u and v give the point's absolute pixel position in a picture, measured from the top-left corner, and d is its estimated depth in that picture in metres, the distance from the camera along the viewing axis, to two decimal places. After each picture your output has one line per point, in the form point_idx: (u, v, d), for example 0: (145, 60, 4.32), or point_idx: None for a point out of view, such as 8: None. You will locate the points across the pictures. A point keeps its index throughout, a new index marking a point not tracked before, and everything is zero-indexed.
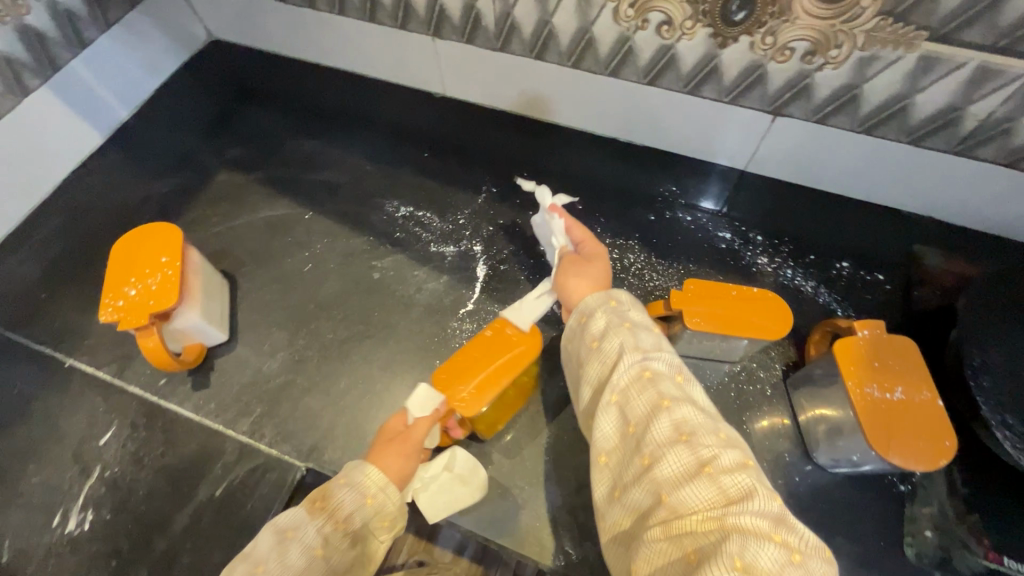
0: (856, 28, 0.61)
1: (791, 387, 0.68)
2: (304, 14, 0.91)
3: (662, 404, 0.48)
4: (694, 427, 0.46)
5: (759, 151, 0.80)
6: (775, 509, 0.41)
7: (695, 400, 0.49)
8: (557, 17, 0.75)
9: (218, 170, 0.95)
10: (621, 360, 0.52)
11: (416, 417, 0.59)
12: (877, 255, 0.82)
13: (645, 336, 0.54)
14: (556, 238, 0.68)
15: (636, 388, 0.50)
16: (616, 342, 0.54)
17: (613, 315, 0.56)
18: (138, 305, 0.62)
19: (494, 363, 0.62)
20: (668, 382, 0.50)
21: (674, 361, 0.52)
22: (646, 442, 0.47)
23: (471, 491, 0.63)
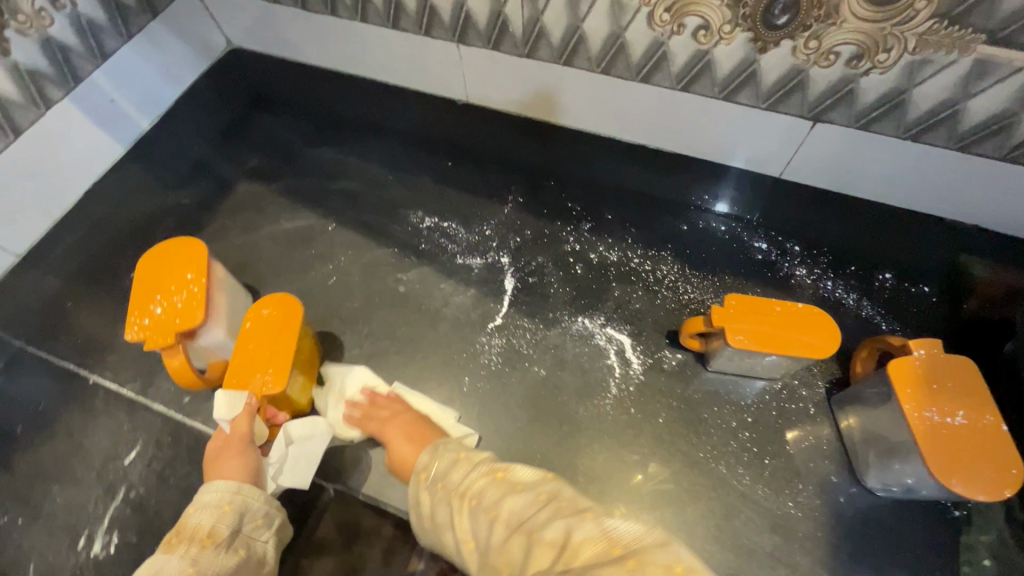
0: (908, 31, 0.58)
1: (837, 407, 0.65)
2: (327, 22, 0.91)
3: (488, 509, 0.52)
4: (518, 513, 0.50)
5: (796, 158, 0.77)
6: (596, 529, 0.46)
7: (519, 483, 0.53)
8: (588, 22, 0.72)
9: (237, 181, 0.92)
10: (453, 506, 0.54)
11: (229, 422, 0.61)
12: (922, 265, 0.77)
13: (459, 466, 0.57)
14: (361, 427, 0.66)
15: (467, 515, 0.53)
16: (444, 494, 0.55)
17: (429, 487, 0.57)
18: (164, 323, 0.61)
19: (271, 343, 0.63)
20: (493, 488, 0.53)
21: (490, 464, 0.56)
22: (492, 553, 0.50)
23: (319, 440, 0.64)
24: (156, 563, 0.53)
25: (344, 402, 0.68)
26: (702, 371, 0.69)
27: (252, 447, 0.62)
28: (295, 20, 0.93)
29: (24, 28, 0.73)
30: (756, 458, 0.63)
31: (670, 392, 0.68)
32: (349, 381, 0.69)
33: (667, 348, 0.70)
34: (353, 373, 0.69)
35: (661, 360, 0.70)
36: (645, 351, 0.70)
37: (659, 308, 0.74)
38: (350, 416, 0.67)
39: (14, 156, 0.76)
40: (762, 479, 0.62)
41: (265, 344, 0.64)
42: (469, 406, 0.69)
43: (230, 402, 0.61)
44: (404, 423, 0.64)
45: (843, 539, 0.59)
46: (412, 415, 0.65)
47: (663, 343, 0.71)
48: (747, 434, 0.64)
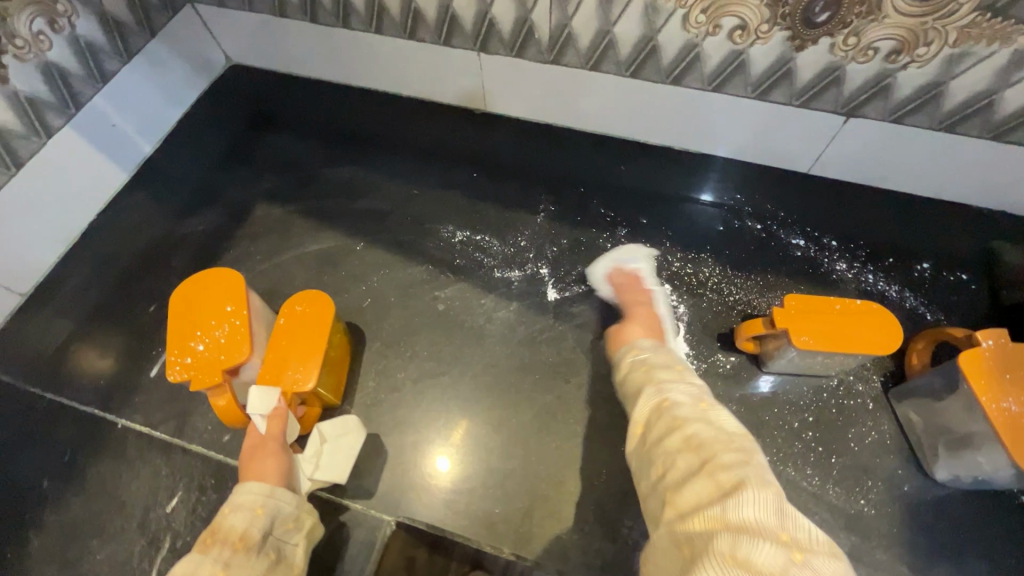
0: (950, 24, 0.59)
1: (895, 399, 0.65)
2: (337, 35, 0.88)
3: (673, 417, 0.49)
4: (703, 440, 0.45)
5: (825, 154, 0.78)
6: (769, 502, 0.40)
7: (716, 420, 0.47)
8: (620, 26, 0.71)
9: (254, 203, 0.88)
10: (642, 392, 0.53)
11: (264, 422, 0.58)
12: (957, 254, 0.77)
13: (670, 371, 0.54)
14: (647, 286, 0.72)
15: (652, 414, 0.50)
16: (641, 375, 0.55)
17: (640, 367, 0.56)
18: (208, 361, 0.57)
19: (302, 339, 0.62)
20: (685, 405, 0.49)
21: (691, 387, 0.52)
22: (657, 454, 0.48)
23: (354, 434, 0.63)
24: (188, 565, 0.48)
25: (614, 264, 0.75)
26: (757, 372, 0.68)
27: (286, 449, 0.59)
28: (302, 34, 0.90)
29: (22, 54, 0.69)
30: (822, 457, 0.63)
31: (728, 397, 0.67)
32: (638, 259, 0.76)
33: (720, 351, 0.70)
34: (637, 258, 0.76)
35: (715, 364, 0.69)
36: (698, 356, 0.70)
37: (706, 311, 0.73)
38: (611, 281, 0.74)
39: (17, 191, 0.72)
40: (831, 478, 0.62)
41: (298, 340, 0.62)
42: (526, 423, 0.68)
43: (269, 395, 0.58)
44: (648, 317, 0.67)
45: (918, 533, 0.59)
46: (655, 317, 0.68)
47: (715, 347, 0.70)
48: (811, 433, 0.64)
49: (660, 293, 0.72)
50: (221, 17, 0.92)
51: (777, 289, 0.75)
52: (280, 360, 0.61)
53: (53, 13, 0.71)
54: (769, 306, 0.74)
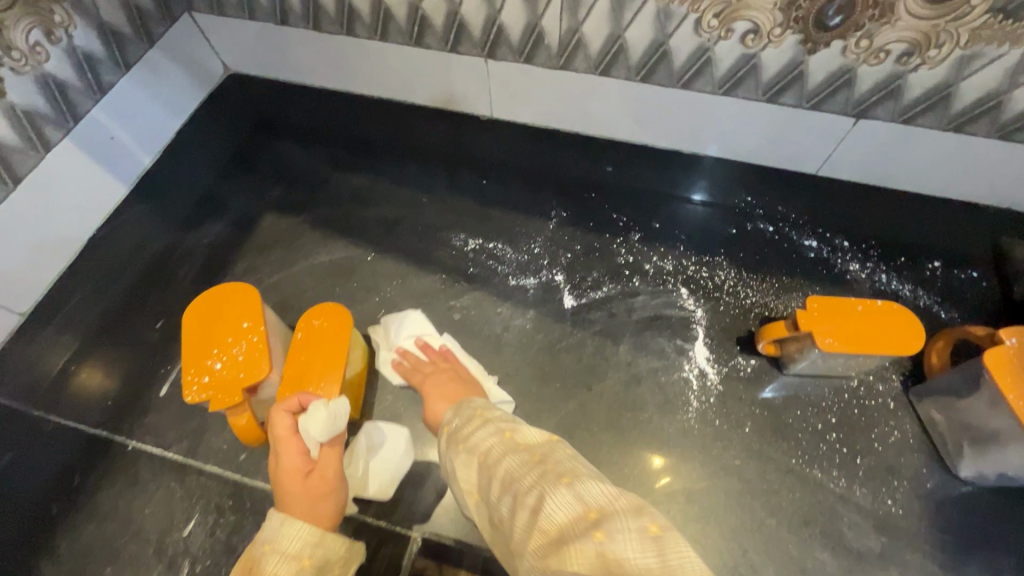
0: (962, 26, 0.59)
1: (916, 398, 0.65)
2: (341, 43, 0.87)
3: (488, 467, 0.50)
4: (511, 473, 0.48)
5: (835, 155, 0.79)
6: (571, 500, 0.43)
7: (521, 446, 0.50)
8: (631, 31, 0.71)
9: (261, 214, 0.86)
10: (459, 457, 0.53)
11: (320, 449, 0.56)
12: (966, 254, 0.79)
13: (474, 423, 0.55)
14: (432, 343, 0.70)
15: (477, 474, 0.51)
16: (457, 443, 0.54)
17: (450, 440, 0.55)
18: (227, 380, 0.55)
19: (322, 355, 0.61)
20: (496, 445, 0.51)
21: (497, 424, 0.54)
22: (492, 504, 0.48)
23: (403, 454, 0.65)
24: None
25: (395, 348, 0.71)
26: (779, 375, 0.68)
27: (339, 484, 0.56)
28: (304, 42, 0.88)
29: (19, 66, 0.67)
30: (847, 458, 0.63)
31: (751, 400, 0.67)
32: (404, 329, 0.71)
33: (740, 354, 0.70)
34: (411, 322, 0.71)
35: (736, 367, 0.69)
36: (719, 360, 0.69)
37: (724, 314, 0.73)
38: (398, 363, 0.69)
39: (19, 206, 0.69)
40: (856, 479, 0.62)
41: (317, 356, 0.61)
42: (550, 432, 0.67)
43: (337, 421, 0.56)
44: (445, 381, 0.65)
45: (945, 530, 0.59)
46: (457, 373, 0.66)
47: (736, 350, 0.70)
48: (835, 435, 0.64)
49: (453, 346, 0.70)
50: (221, 25, 0.90)
51: (793, 291, 0.75)
52: (301, 375, 0.59)
53: (50, 24, 0.69)
54: (786, 308, 0.74)
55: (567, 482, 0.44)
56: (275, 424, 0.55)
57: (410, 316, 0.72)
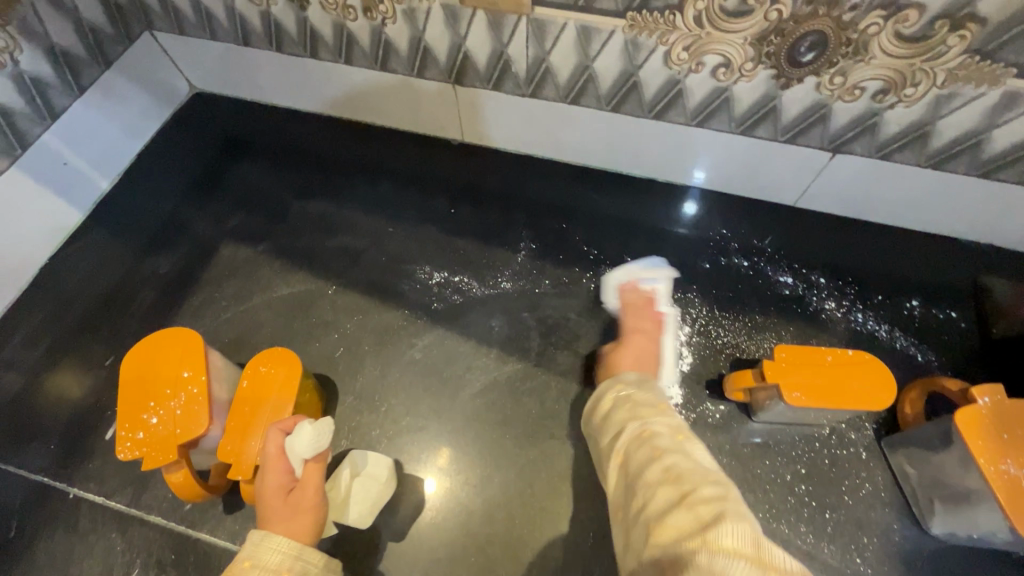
0: (938, 66, 0.57)
1: (888, 448, 0.63)
2: (307, 65, 0.84)
3: (652, 447, 0.47)
4: (681, 471, 0.43)
5: (811, 188, 0.77)
6: (750, 533, 0.37)
7: (693, 455, 0.45)
8: (599, 62, 0.68)
9: (221, 243, 0.83)
10: (624, 429, 0.51)
11: (305, 465, 0.54)
12: (947, 291, 0.74)
13: (653, 409, 0.51)
14: (663, 303, 0.70)
15: (636, 448, 0.48)
16: (625, 412, 0.52)
17: (622, 403, 0.54)
18: (163, 436, 0.53)
19: (268, 404, 0.58)
20: (665, 436, 0.48)
21: (674, 421, 0.49)
22: (639, 491, 0.45)
23: (385, 483, 0.63)
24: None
25: (631, 277, 0.72)
26: (747, 422, 0.66)
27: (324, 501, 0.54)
28: (269, 63, 0.86)
29: None
30: (816, 513, 0.61)
31: (719, 448, 0.65)
32: (653, 272, 0.72)
33: (708, 400, 0.67)
34: (658, 273, 0.72)
35: (704, 414, 0.67)
36: (687, 406, 0.67)
37: (693, 355, 0.70)
38: (625, 293, 0.70)
39: None
40: (823, 536, 0.60)
41: (263, 405, 0.58)
42: (510, 482, 0.65)
43: (321, 439, 0.54)
44: (646, 350, 0.64)
45: None
46: (654, 349, 0.64)
47: (705, 395, 0.68)
48: (803, 486, 0.62)
49: (669, 318, 0.69)
50: (182, 45, 0.87)
51: (766, 330, 0.73)
52: (248, 425, 0.57)
53: None
54: (758, 349, 0.71)
55: (747, 516, 0.39)
56: (266, 441, 0.54)
57: (661, 265, 0.73)
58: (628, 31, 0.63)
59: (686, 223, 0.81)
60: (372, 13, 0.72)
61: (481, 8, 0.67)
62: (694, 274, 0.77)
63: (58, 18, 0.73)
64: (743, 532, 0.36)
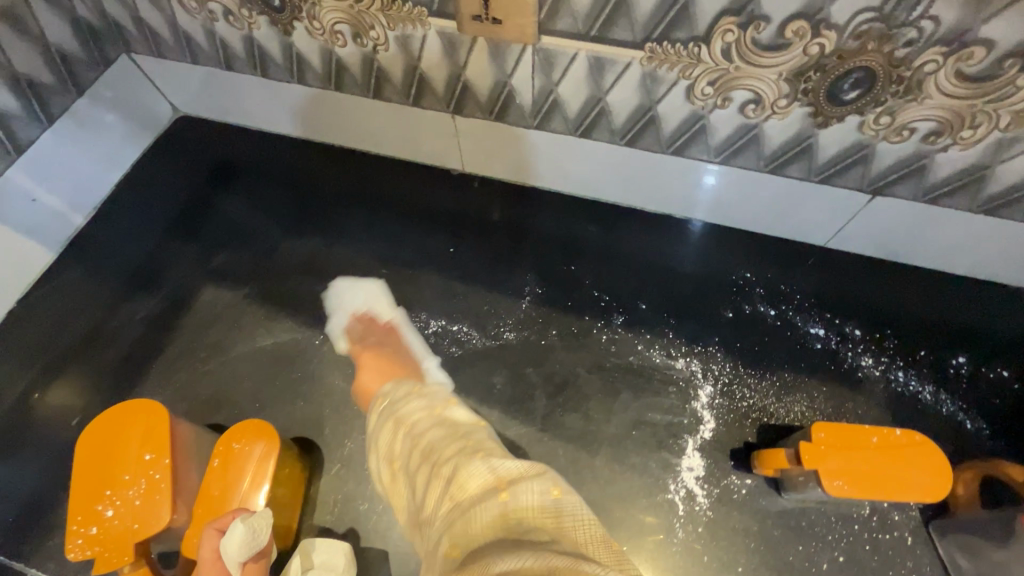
0: (1004, 107, 0.50)
1: (938, 534, 0.56)
2: (294, 91, 0.77)
3: (411, 436, 0.49)
4: (431, 441, 0.47)
5: (846, 229, 0.70)
6: (484, 470, 0.42)
7: (449, 419, 0.50)
8: (613, 95, 0.61)
9: (201, 286, 0.77)
10: (385, 433, 0.52)
11: (241, 571, 0.47)
12: (996, 346, 0.67)
13: (409, 396, 0.54)
14: (382, 314, 0.72)
15: (396, 444, 0.50)
16: (384, 418, 0.53)
17: (384, 412, 0.54)
18: (118, 534, 0.47)
19: (237, 491, 0.52)
20: (420, 418, 0.50)
21: (424, 402, 0.52)
22: (411, 479, 0.47)
23: (343, 572, 0.56)
24: None
25: (348, 313, 0.73)
26: (776, 499, 0.59)
27: None
28: (254, 88, 0.79)
29: None
30: None
31: (745, 530, 0.58)
32: (358, 296, 0.74)
33: (733, 473, 0.61)
34: (366, 291, 0.74)
35: (728, 489, 0.60)
36: (709, 480, 0.61)
37: (715, 420, 0.64)
38: (350, 330, 0.71)
39: None
40: None
41: (229, 494, 0.52)
42: None
43: (256, 541, 0.47)
44: (386, 358, 0.66)
45: None
46: (397, 352, 0.67)
47: (729, 467, 0.61)
48: None
49: (401, 322, 0.72)
50: (162, 68, 0.81)
51: (796, 391, 0.66)
52: (215, 515, 0.51)
53: None
54: (788, 413, 0.64)
55: (480, 450, 0.44)
56: (201, 540, 0.47)
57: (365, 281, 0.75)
58: (647, 64, 0.56)
59: (707, 265, 0.74)
60: (363, 39, 0.65)
61: (482, 37, 0.60)
62: (716, 324, 0.70)
63: (22, 45, 0.66)
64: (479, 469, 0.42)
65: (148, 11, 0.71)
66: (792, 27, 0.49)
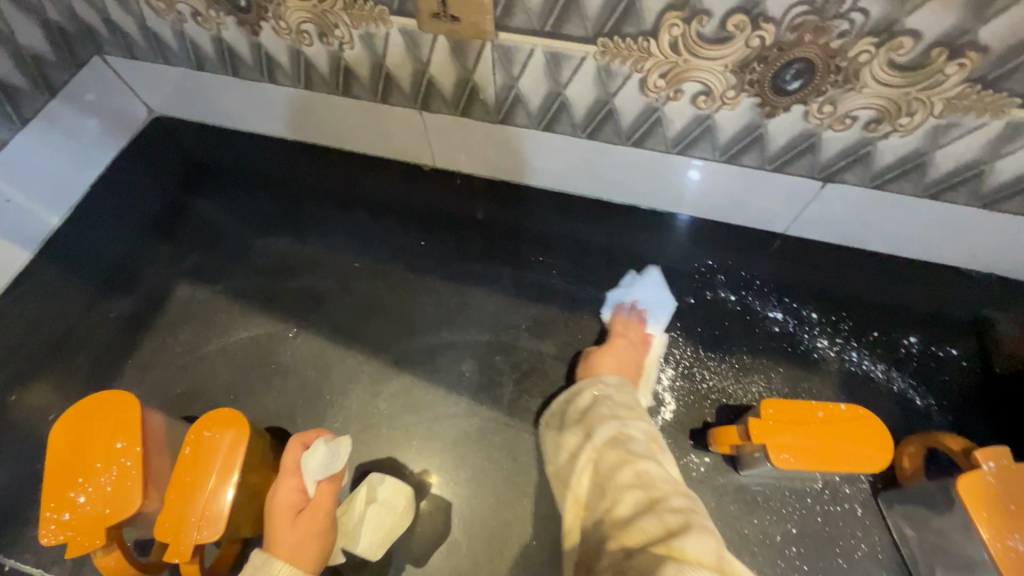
0: (936, 95, 0.52)
1: (886, 505, 0.59)
2: (265, 90, 0.79)
3: (624, 457, 0.54)
4: (651, 476, 0.52)
5: (802, 216, 0.72)
6: (708, 543, 0.44)
7: (663, 463, 0.54)
8: (571, 89, 0.63)
9: (177, 283, 0.78)
10: (598, 430, 0.57)
11: (316, 484, 0.58)
12: (946, 326, 0.70)
13: (630, 411, 0.59)
14: (654, 318, 0.71)
15: (609, 449, 0.55)
16: (603, 411, 0.59)
17: (604, 406, 0.59)
18: (90, 517, 0.49)
19: (208, 475, 0.53)
20: (638, 442, 0.56)
21: (646, 428, 0.58)
22: (607, 488, 0.53)
23: (401, 513, 0.62)
24: None
25: (631, 293, 0.72)
26: (734, 475, 0.62)
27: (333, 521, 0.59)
28: (226, 88, 0.81)
29: None
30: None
31: (704, 506, 0.61)
32: (646, 286, 0.73)
33: (693, 452, 0.63)
34: (653, 288, 0.73)
35: (687, 468, 0.63)
36: (669, 459, 0.63)
37: (675, 402, 0.66)
38: (619, 305, 0.72)
39: None
40: None
41: (200, 477, 0.53)
42: (477, 551, 0.62)
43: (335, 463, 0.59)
44: (630, 357, 0.67)
45: None
46: (639, 361, 0.67)
47: (688, 446, 0.64)
48: (794, 549, 0.58)
49: (658, 338, 0.70)
50: (135, 69, 0.82)
51: (754, 372, 0.68)
52: (188, 496, 0.52)
53: None
54: (745, 394, 0.67)
55: (708, 526, 0.47)
56: (287, 455, 0.59)
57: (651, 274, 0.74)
58: (601, 58, 0.58)
59: (670, 253, 0.76)
60: (328, 38, 0.67)
61: (441, 34, 0.62)
62: (678, 311, 0.72)
63: None
64: (705, 543, 0.44)
65: (117, 13, 0.73)
66: (732, 21, 0.51)
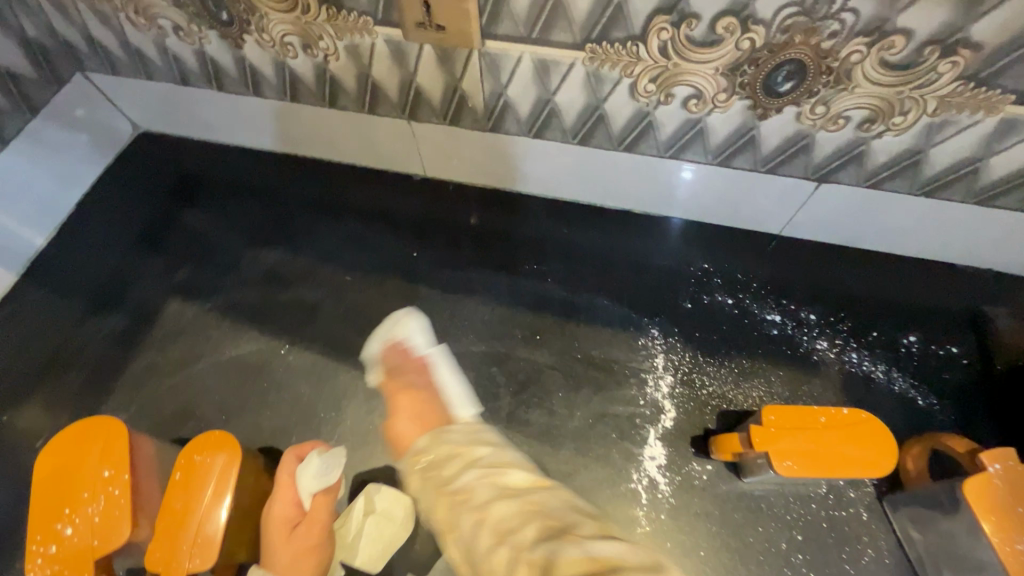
0: (928, 93, 0.51)
1: (892, 509, 0.58)
2: (250, 103, 0.78)
3: (489, 526, 0.46)
4: (531, 538, 0.43)
5: (797, 217, 0.71)
6: None
7: (530, 500, 0.47)
8: (561, 95, 0.63)
9: (166, 301, 0.77)
10: (455, 514, 0.49)
11: (312, 497, 0.59)
12: (945, 324, 0.69)
13: (460, 464, 0.52)
14: (417, 342, 0.69)
15: (473, 531, 0.47)
16: (443, 492, 0.51)
17: (438, 478, 0.52)
18: (77, 550, 0.48)
19: (198, 502, 0.52)
20: (498, 503, 0.47)
21: (490, 475, 0.50)
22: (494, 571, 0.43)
23: (400, 523, 0.63)
24: None
25: (383, 341, 0.69)
26: (737, 482, 0.61)
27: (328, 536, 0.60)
28: (211, 102, 0.79)
29: None
30: None
31: (706, 514, 0.60)
32: (405, 326, 0.70)
33: (694, 459, 0.63)
34: (410, 325, 0.70)
35: (690, 476, 0.62)
36: (670, 467, 0.62)
37: (675, 409, 0.65)
38: (389, 354, 0.68)
39: None
40: None
41: (191, 504, 0.52)
42: None
43: (329, 476, 0.60)
44: (419, 400, 0.63)
45: None
46: (433, 392, 0.63)
47: (690, 454, 0.63)
48: (801, 556, 0.57)
49: (433, 359, 0.67)
50: (118, 85, 0.81)
51: (754, 376, 0.67)
52: (178, 525, 0.51)
53: None
54: (746, 399, 0.66)
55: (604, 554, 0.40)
56: (280, 469, 0.59)
57: (412, 313, 0.71)
58: (589, 64, 0.57)
59: (665, 257, 0.75)
60: (313, 50, 0.66)
61: (428, 43, 0.61)
62: (674, 316, 0.71)
63: None
64: None
65: (98, 29, 0.71)
66: (722, 23, 0.50)
